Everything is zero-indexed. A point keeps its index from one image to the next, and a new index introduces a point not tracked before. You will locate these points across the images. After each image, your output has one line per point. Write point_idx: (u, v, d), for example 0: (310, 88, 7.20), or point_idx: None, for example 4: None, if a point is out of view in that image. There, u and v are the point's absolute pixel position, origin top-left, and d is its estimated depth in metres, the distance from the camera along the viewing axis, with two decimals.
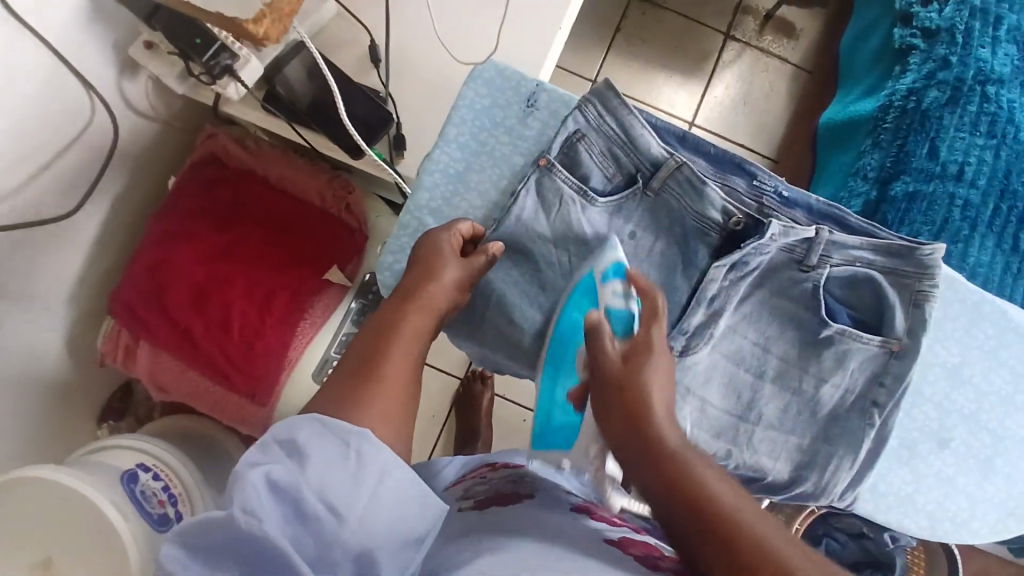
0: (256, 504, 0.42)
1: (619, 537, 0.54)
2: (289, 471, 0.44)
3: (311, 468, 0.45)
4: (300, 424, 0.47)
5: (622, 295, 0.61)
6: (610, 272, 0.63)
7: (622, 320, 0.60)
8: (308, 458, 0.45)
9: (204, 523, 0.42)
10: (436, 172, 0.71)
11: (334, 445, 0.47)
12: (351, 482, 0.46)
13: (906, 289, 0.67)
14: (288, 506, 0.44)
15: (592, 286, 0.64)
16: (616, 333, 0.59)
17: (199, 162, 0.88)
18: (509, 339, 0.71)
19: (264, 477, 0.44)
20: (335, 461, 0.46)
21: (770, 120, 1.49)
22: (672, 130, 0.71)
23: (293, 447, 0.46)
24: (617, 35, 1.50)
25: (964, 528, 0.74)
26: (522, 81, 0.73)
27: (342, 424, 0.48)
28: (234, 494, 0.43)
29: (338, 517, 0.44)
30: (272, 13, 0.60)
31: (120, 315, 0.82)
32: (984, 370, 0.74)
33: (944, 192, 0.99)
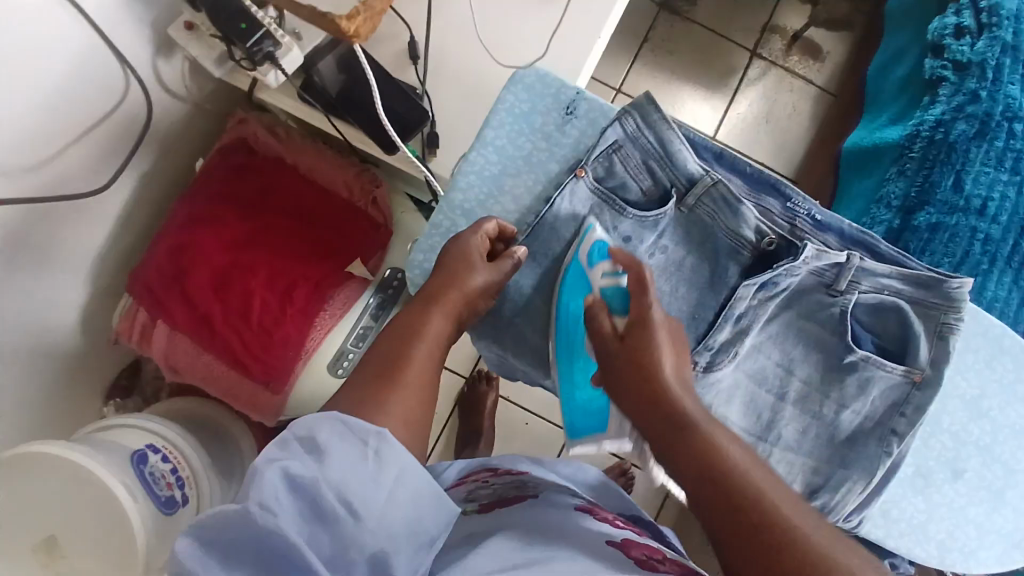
0: (274, 501, 0.42)
1: (623, 538, 0.57)
2: (308, 469, 0.44)
3: (329, 465, 0.44)
4: (323, 422, 0.46)
5: (610, 273, 0.64)
6: (595, 254, 0.66)
7: (616, 296, 0.63)
8: (329, 456, 0.44)
9: (218, 518, 0.41)
10: (471, 173, 0.71)
11: (354, 445, 0.46)
12: (372, 483, 0.45)
13: (931, 320, 0.67)
14: (306, 504, 0.43)
15: (580, 273, 0.66)
16: (617, 311, 0.62)
17: (227, 147, 0.88)
18: (531, 344, 0.71)
19: (281, 473, 0.43)
20: (354, 461, 0.45)
21: (791, 140, 1.49)
22: (709, 147, 0.71)
23: (312, 444, 0.45)
24: (644, 45, 1.50)
25: (972, 559, 0.73)
26: (563, 88, 0.72)
27: (365, 424, 0.47)
28: (249, 491, 0.42)
29: (356, 516, 0.43)
30: (365, 12, 0.63)
31: (138, 296, 0.82)
32: (1002, 404, 0.75)
33: (966, 225, 1.00)
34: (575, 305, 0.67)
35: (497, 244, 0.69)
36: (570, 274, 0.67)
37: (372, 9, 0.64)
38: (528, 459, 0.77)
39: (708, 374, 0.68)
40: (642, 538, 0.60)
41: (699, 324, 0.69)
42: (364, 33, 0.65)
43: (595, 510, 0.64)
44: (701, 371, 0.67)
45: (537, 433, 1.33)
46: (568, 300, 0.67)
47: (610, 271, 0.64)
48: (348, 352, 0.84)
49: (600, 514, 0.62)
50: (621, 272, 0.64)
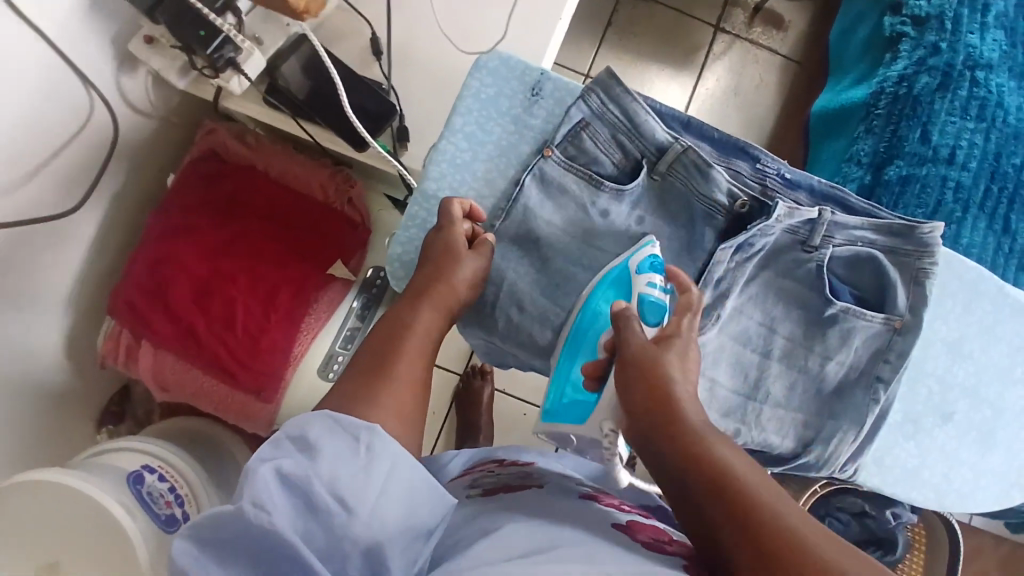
0: (267, 498, 0.41)
1: (629, 521, 0.57)
2: (301, 466, 0.43)
3: (322, 462, 0.44)
4: (312, 419, 0.46)
5: (657, 287, 0.63)
6: (646, 264, 0.65)
7: (656, 311, 0.63)
8: (320, 453, 0.44)
9: (214, 517, 0.41)
10: (443, 162, 0.70)
11: (344, 439, 0.46)
12: (362, 477, 0.45)
13: (906, 267, 0.69)
14: (300, 500, 0.43)
15: (624, 278, 0.66)
16: (648, 322, 0.63)
17: (197, 157, 0.87)
18: (521, 330, 0.70)
19: (274, 470, 0.43)
20: (344, 455, 0.45)
21: (760, 112, 1.52)
22: (677, 116, 0.71)
23: (304, 442, 0.45)
24: (608, 28, 1.51)
25: (969, 499, 0.76)
26: (527, 70, 0.71)
27: (354, 420, 0.47)
28: (244, 488, 0.42)
29: (348, 509, 0.43)
30: None
31: (122, 315, 0.82)
32: (982, 345, 0.76)
33: (936, 175, 1.02)
34: (599, 309, 0.66)
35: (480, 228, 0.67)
36: (615, 275, 0.66)
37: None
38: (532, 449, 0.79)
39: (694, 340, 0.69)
40: (649, 519, 0.61)
41: None
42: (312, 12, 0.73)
43: (602, 496, 0.65)
44: None
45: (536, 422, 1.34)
46: (598, 298, 0.66)
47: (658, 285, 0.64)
48: (336, 354, 0.85)
49: (605, 500, 0.63)
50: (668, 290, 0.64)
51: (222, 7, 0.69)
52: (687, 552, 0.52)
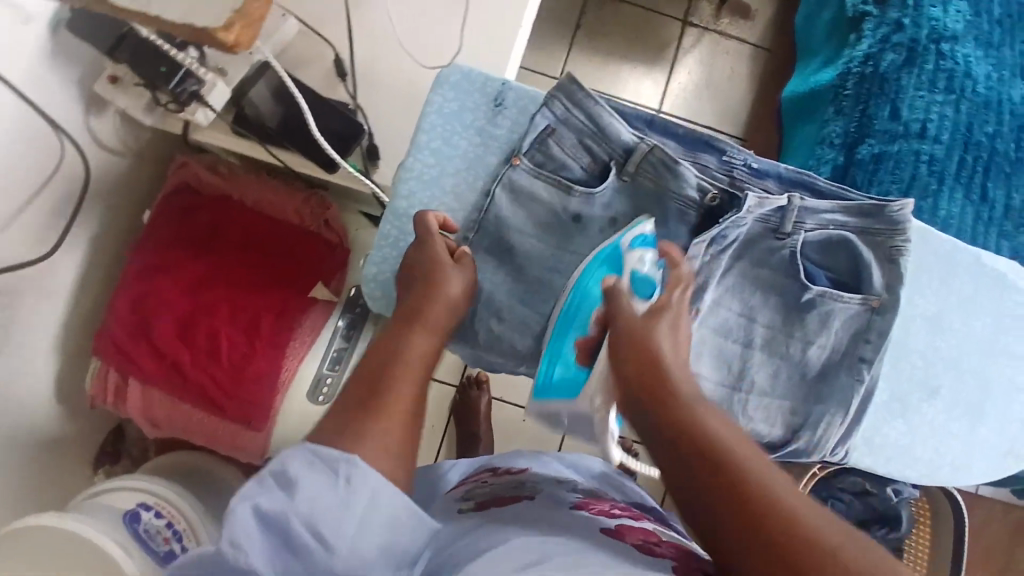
0: (245, 537, 0.40)
1: (617, 525, 0.57)
2: (278, 503, 0.41)
3: (299, 499, 0.41)
4: (290, 454, 0.42)
5: (650, 263, 0.64)
6: (638, 242, 0.65)
7: (648, 285, 0.63)
8: (298, 489, 0.41)
9: (199, 555, 0.41)
10: (412, 179, 0.70)
11: (323, 473, 0.42)
12: (342, 514, 0.42)
13: (881, 246, 0.69)
14: (279, 537, 0.41)
15: (616, 255, 0.65)
16: (641, 296, 0.63)
17: (171, 192, 0.87)
18: (499, 338, 0.70)
19: (252, 509, 0.41)
20: (324, 491, 0.41)
21: (733, 102, 1.53)
22: (640, 115, 0.72)
23: (281, 475, 0.42)
24: (578, 31, 1.52)
25: (961, 471, 0.76)
26: (488, 82, 0.72)
27: (333, 452, 0.43)
28: (222, 526, 0.40)
29: (326, 545, 0.41)
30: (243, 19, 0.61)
31: (108, 355, 0.83)
32: (963, 317, 0.76)
33: (909, 150, 1.02)
34: (591, 289, 0.65)
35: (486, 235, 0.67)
36: (609, 253, 0.66)
37: (249, 16, 0.61)
38: (527, 455, 0.80)
39: None
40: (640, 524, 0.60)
41: None
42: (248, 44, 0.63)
43: (593, 504, 0.65)
44: None
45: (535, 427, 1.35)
46: (589, 277, 0.66)
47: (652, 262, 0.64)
48: (325, 377, 0.86)
49: (596, 508, 0.62)
50: (662, 266, 0.65)
51: (182, 43, 0.70)
52: (676, 557, 0.51)
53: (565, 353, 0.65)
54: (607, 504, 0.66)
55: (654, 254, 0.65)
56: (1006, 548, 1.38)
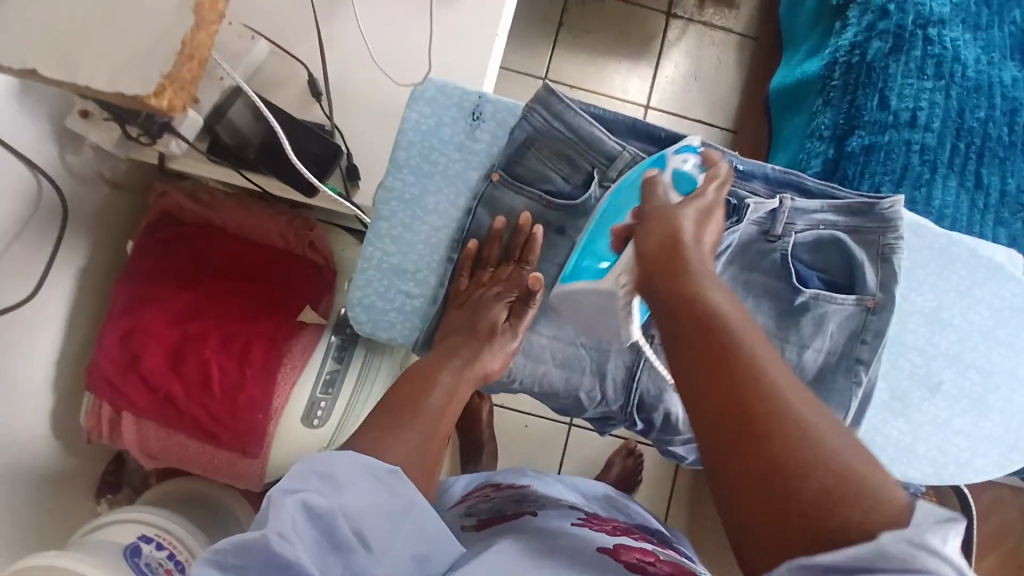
0: (293, 532, 0.39)
1: (615, 543, 0.57)
2: (327, 501, 0.41)
3: (347, 499, 0.42)
4: (340, 457, 0.44)
5: (694, 165, 0.61)
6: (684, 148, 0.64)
7: (688, 181, 0.60)
8: (346, 490, 0.43)
9: (240, 546, 0.38)
10: (393, 200, 0.67)
11: (368, 480, 0.44)
12: (384, 519, 0.44)
13: (872, 245, 0.68)
14: (321, 534, 0.41)
15: (659, 160, 0.64)
16: (680, 188, 0.59)
17: (153, 224, 0.86)
18: None
19: (301, 505, 0.40)
20: (370, 495, 0.43)
21: (721, 94, 1.52)
22: (622, 121, 0.70)
23: (328, 476, 0.43)
24: (561, 29, 1.51)
25: (968, 467, 0.75)
26: (464, 95, 0.69)
27: (378, 462, 0.45)
28: (267, 518, 0.39)
29: (367, 546, 0.42)
30: (173, 82, 0.47)
31: (98, 390, 0.82)
32: (962, 310, 0.75)
33: (899, 140, 1.01)
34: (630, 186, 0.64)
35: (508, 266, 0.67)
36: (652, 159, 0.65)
37: (181, 77, 0.47)
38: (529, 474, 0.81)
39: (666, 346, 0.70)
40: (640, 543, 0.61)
41: None
42: (180, 108, 0.48)
43: (594, 521, 0.65)
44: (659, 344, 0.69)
45: (537, 432, 1.35)
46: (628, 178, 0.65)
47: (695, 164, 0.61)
48: (318, 401, 0.85)
49: (597, 526, 0.63)
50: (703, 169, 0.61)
51: None
52: None
53: (596, 252, 0.63)
54: (608, 523, 0.66)
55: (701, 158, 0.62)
56: (1018, 529, 1.38)
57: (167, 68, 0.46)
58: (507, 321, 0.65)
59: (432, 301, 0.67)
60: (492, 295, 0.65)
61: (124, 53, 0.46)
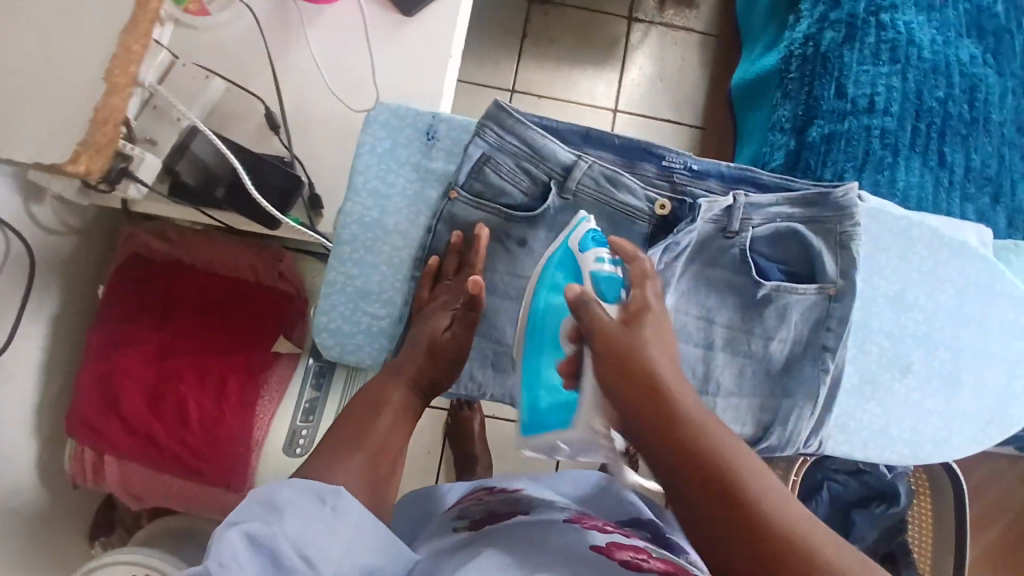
0: (232, 562, 0.38)
1: (607, 542, 0.57)
2: (267, 527, 0.40)
3: (290, 521, 0.41)
4: (280, 484, 0.43)
5: (605, 262, 0.60)
6: (588, 241, 0.63)
7: (608, 285, 0.58)
8: (287, 513, 0.41)
9: None
10: (352, 224, 0.68)
11: (312, 501, 0.43)
12: (332, 539, 0.42)
13: (829, 233, 0.70)
14: (267, 563, 0.40)
15: (571, 258, 0.64)
16: (606, 299, 0.58)
17: (122, 265, 0.86)
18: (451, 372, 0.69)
19: (241, 533, 0.39)
20: (313, 516, 0.42)
21: (688, 92, 1.53)
22: (575, 130, 0.71)
23: (271, 502, 0.42)
24: (525, 41, 1.52)
25: (944, 446, 0.76)
26: (417, 116, 0.70)
27: (320, 483, 0.44)
28: (204, 552, 0.38)
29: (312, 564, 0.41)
30: (89, 148, 0.50)
31: (80, 435, 0.82)
32: (926, 291, 0.76)
33: (859, 126, 1.02)
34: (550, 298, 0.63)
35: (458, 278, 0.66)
36: (562, 259, 0.65)
37: (96, 142, 0.50)
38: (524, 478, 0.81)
39: None
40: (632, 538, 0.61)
41: None
42: (101, 171, 0.51)
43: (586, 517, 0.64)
44: None
45: None
46: (545, 289, 0.64)
47: (604, 258, 0.61)
48: (300, 429, 0.85)
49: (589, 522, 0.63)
50: (616, 261, 0.60)
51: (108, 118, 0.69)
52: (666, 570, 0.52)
53: (546, 379, 0.62)
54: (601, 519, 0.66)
55: (610, 249, 0.62)
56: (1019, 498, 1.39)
57: (83, 135, 0.49)
58: (445, 331, 0.63)
59: (397, 320, 0.68)
60: (439, 306, 0.64)
61: (40, 123, 0.50)
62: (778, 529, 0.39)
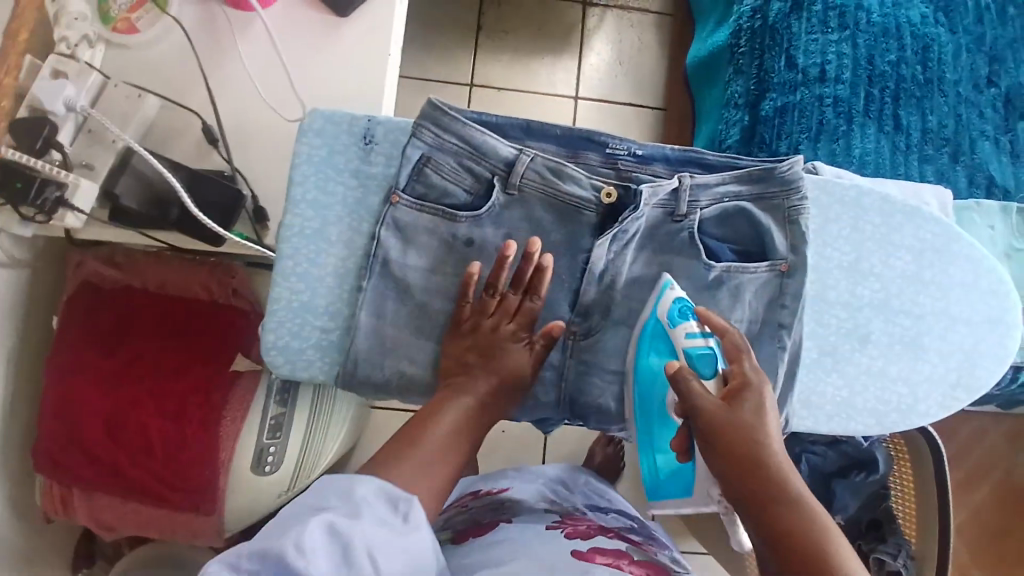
0: (309, 540, 0.48)
1: (591, 548, 0.72)
2: (345, 518, 0.50)
3: (362, 521, 0.51)
4: (364, 484, 0.54)
5: (700, 334, 0.62)
6: (678, 313, 0.64)
7: (706, 363, 0.61)
8: (363, 513, 0.51)
9: (262, 551, 0.49)
10: (294, 237, 0.67)
11: (387, 507, 0.53)
12: (389, 544, 0.51)
13: (777, 209, 0.69)
14: (336, 550, 0.49)
15: (662, 329, 0.65)
16: (705, 376, 0.60)
17: (72, 295, 0.85)
18: (407, 379, 0.68)
19: (324, 522, 0.50)
20: (384, 519, 0.52)
21: (647, 74, 1.52)
22: (516, 124, 0.70)
23: (352, 498, 0.53)
24: (480, 33, 1.50)
25: (912, 413, 0.75)
26: (352, 120, 0.69)
27: (398, 492, 0.54)
28: (294, 528, 0.49)
29: (375, 567, 0.50)
30: None
31: (45, 469, 0.81)
32: (882, 257, 0.75)
33: (811, 97, 1.01)
34: (651, 362, 0.66)
35: (513, 297, 0.67)
36: (651, 329, 0.66)
37: None
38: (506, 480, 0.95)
39: (589, 339, 0.70)
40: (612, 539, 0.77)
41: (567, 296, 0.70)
42: None
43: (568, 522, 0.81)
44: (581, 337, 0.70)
45: (515, 436, 1.35)
46: (647, 354, 0.66)
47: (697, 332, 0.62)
48: (267, 448, 0.84)
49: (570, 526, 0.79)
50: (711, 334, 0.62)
51: (43, 148, 0.70)
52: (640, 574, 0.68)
53: (659, 446, 0.65)
54: (581, 520, 0.82)
55: (701, 321, 0.63)
56: (1004, 454, 1.40)
57: None
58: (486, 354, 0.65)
59: (346, 331, 0.68)
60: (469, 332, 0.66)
61: None
62: (803, 518, 0.51)
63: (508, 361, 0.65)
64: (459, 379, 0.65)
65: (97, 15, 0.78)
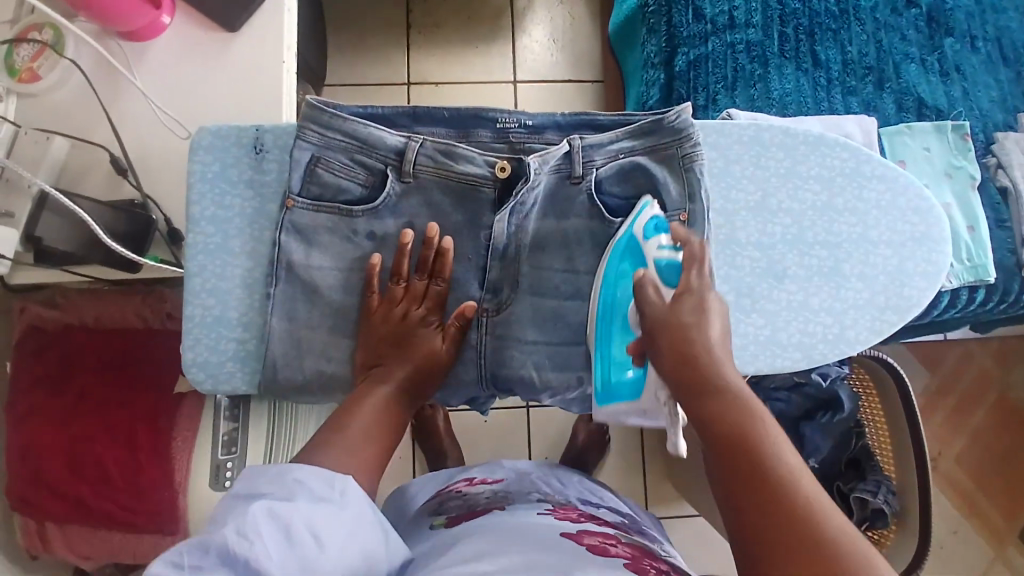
0: (252, 525, 0.47)
1: (579, 530, 0.70)
2: (285, 502, 0.50)
3: (302, 501, 0.51)
4: (297, 469, 0.53)
5: (667, 247, 0.63)
6: (653, 227, 0.66)
7: (671, 269, 0.61)
8: (301, 495, 0.51)
9: (202, 543, 0.46)
10: (198, 254, 0.70)
11: (323, 486, 0.53)
12: (333, 517, 0.51)
13: (671, 159, 0.70)
14: (280, 531, 0.48)
15: (636, 245, 0.66)
16: (668, 281, 0.60)
17: (20, 339, 0.88)
18: (328, 376, 0.69)
19: (266, 507, 0.49)
20: (323, 498, 0.52)
21: (583, 48, 1.52)
22: (402, 112, 0.71)
23: (288, 485, 0.52)
24: (410, 31, 1.50)
25: (841, 341, 0.74)
26: (240, 132, 0.71)
27: (332, 473, 0.54)
28: (234, 516, 0.48)
29: (321, 544, 0.49)
30: None
31: (20, 509, 0.85)
32: (789, 192, 0.75)
33: (722, 45, 1.01)
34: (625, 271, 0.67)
35: (419, 281, 0.69)
36: (626, 245, 0.67)
37: None
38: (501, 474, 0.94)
39: (503, 311, 0.71)
40: (601, 526, 0.75)
41: (474, 273, 0.71)
42: None
43: (559, 511, 0.79)
44: (495, 311, 0.71)
45: (496, 423, 1.36)
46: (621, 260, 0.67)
47: (667, 245, 0.63)
48: (224, 463, 0.83)
49: (563, 513, 0.77)
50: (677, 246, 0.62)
51: None
52: (627, 551, 0.65)
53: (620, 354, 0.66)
54: (573, 511, 0.80)
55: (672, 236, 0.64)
56: (993, 375, 1.38)
57: None
58: (403, 339, 0.67)
59: (261, 339, 0.70)
60: (378, 311, 0.68)
61: None
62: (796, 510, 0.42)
63: (418, 349, 0.67)
64: (377, 370, 0.66)
65: (4, 70, 0.80)
